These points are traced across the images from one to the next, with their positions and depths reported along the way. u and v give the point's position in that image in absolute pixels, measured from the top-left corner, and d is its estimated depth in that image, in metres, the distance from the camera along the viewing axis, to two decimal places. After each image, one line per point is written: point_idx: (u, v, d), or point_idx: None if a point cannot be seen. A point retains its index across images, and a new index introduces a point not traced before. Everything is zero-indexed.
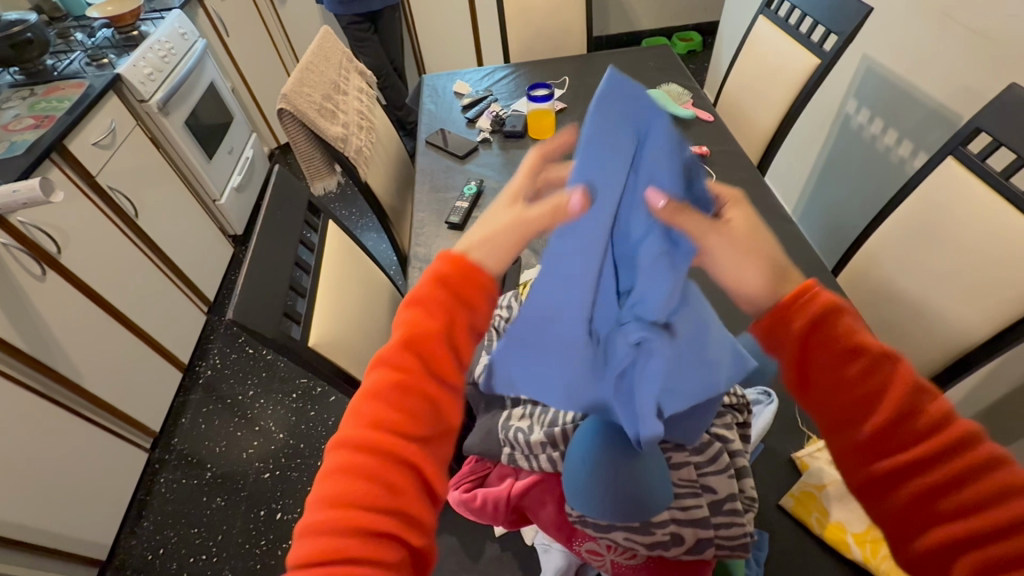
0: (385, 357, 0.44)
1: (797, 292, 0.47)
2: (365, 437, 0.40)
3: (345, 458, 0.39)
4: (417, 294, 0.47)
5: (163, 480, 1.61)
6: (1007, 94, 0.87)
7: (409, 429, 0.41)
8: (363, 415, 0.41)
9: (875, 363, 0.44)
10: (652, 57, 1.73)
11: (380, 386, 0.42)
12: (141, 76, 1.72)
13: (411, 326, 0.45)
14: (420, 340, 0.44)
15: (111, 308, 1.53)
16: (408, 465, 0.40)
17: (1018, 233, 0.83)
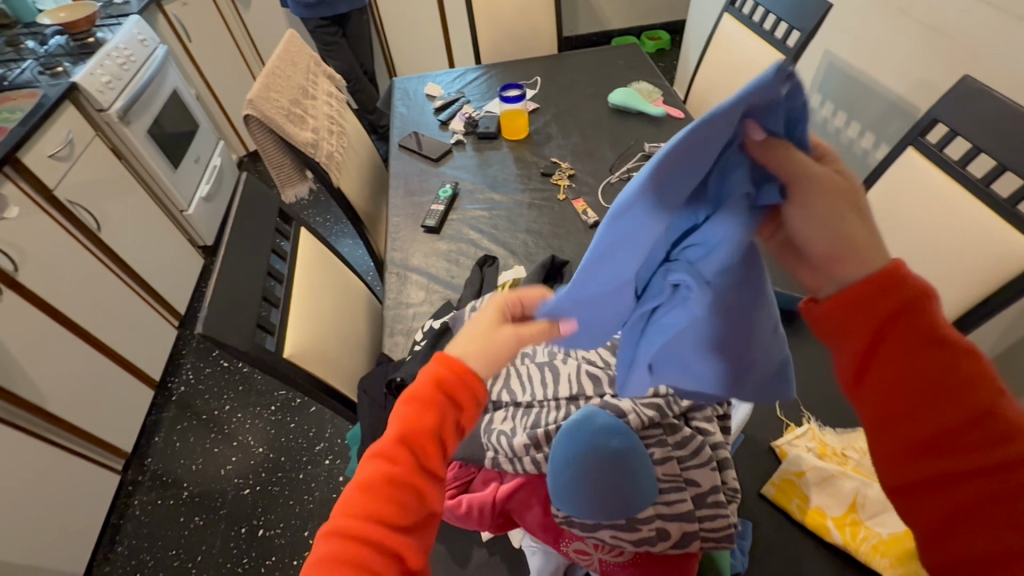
0: (379, 449, 0.44)
1: (878, 282, 0.45)
2: (353, 528, 0.41)
3: (332, 548, 0.40)
4: (414, 391, 0.47)
5: (137, 503, 1.56)
6: (960, 86, 0.90)
7: (395, 523, 0.41)
8: (352, 508, 0.42)
9: (948, 361, 0.44)
10: (622, 56, 1.74)
11: (370, 480, 0.43)
12: (99, 85, 1.65)
13: (406, 421, 0.45)
14: (413, 438, 0.44)
15: (76, 326, 1.47)
16: (393, 556, 0.41)
17: (977, 219, 0.86)
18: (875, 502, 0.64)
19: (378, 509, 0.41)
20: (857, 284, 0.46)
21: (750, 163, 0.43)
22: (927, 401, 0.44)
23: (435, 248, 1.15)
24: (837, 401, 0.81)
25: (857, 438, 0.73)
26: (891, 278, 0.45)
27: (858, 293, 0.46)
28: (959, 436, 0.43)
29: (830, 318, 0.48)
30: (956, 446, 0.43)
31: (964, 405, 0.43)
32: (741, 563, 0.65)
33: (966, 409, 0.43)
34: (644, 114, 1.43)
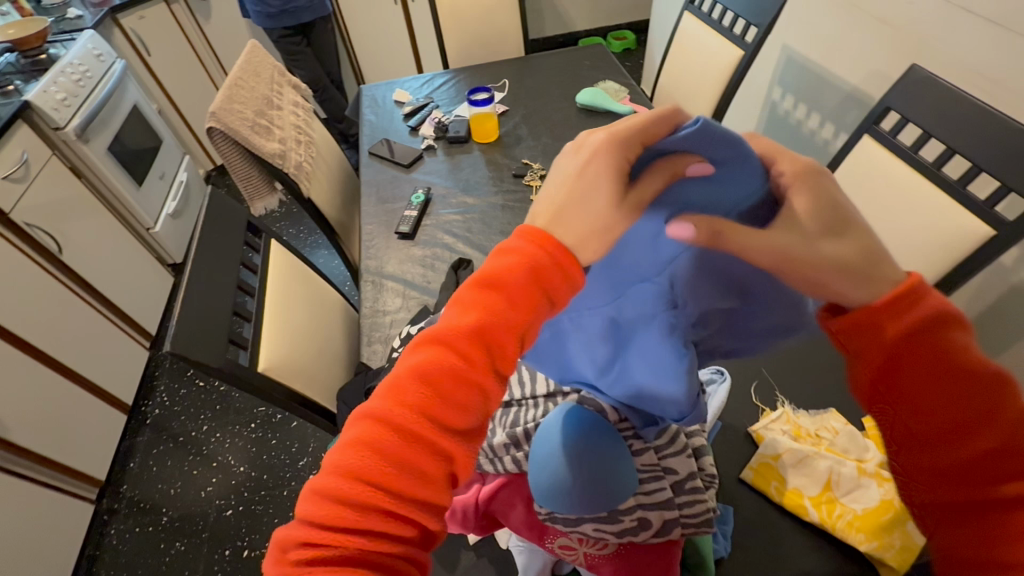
0: (448, 337, 0.36)
1: (901, 294, 0.40)
2: (404, 420, 0.34)
3: (377, 435, 0.34)
4: (502, 274, 0.38)
5: (113, 532, 1.51)
6: (908, 75, 0.94)
7: (454, 424, 0.35)
8: (405, 395, 0.35)
9: (975, 384, 0.40)
10: (589, 56, 1.76)
11: (431, 369, 0.36)
12: (53, 102, 1.60)
13: (487, 308, 0.37)
14: (492, 332, 0.37)
15: (41, 353, 1.43)
16: (444, 457, 0.35)
17: (933, 201, 0.89)
18: (849, 480, 0.65)
19: (437, 407, 0.35)
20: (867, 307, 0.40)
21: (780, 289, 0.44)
22: (948, 422, 0.40)
23: (410, 254, 1.14)
24: (807, 384, 0.83)
25: (829, 418, 0.74)
26: (912, 296, 0.40)
27: (870, 317, 0.40)
28: (982, 459, 0.40)
29: (843, 337, 0.42)
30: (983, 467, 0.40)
31: (996, 429, 0.39)
32: (723, 547, 0.66)
33: (996, 434, 0.39)
34: (611, 113, 1.45)
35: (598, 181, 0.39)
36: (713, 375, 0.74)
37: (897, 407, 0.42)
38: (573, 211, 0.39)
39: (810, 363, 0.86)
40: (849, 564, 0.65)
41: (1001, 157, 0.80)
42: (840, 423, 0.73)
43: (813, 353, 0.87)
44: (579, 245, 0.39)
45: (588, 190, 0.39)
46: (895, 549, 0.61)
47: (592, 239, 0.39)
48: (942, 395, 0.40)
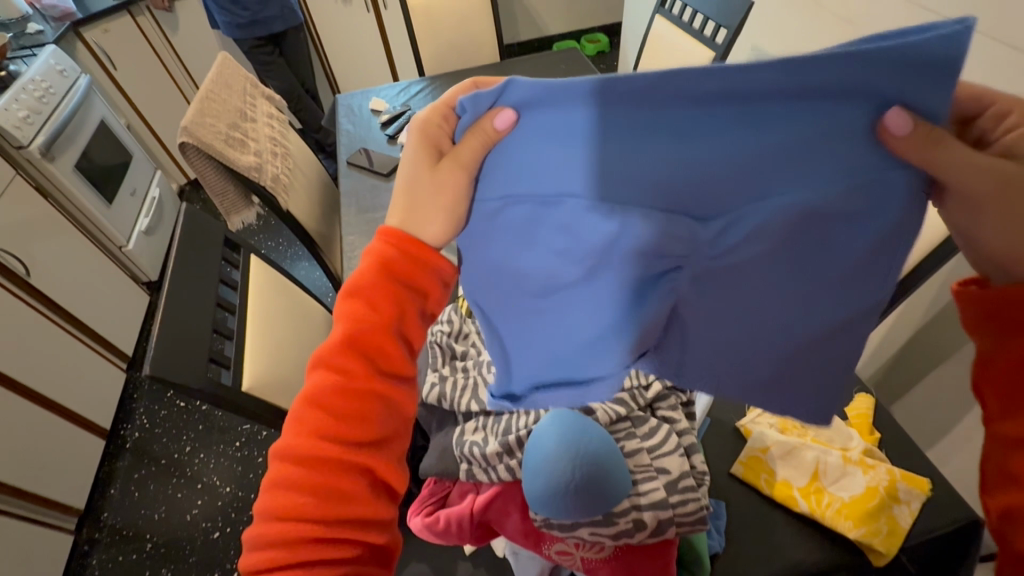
0: (325, 358, 0.43)
1: None
2: (309, 448, 0.41)
3: (290, 470, 0.40)
4: (358, 281, 0.46)
5: (95, 562, 1.46)
6: None
7: (359, 436, 0.42)
8: (304, 425, 0.42)
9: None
10: (564, 60, 1.78)
11: (319, 391, 0.42)
12: (15, 120, 1.56)
13: (355, 317, 0.44)
14: (362, 339, 0.44)
15: (14, 381, 1.38)
16: (357, 470, 0.41)
17: None
18: (835, 468, 0.67)
19: (332, 423, 0.41)
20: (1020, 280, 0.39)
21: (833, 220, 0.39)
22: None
23: None
24: None
25: None
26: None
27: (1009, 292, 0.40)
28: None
29: (984, 304, 0.42)
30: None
31: None
32: (717, 543, 0.67)
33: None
34: None
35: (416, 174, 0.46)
36: None
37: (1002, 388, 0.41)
38: (413, 207, 0.47)
39: None
40: (837, 551, 0.66)
41: None
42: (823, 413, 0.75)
43: None
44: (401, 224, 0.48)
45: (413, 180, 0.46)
46: (883, 534, 0.63)
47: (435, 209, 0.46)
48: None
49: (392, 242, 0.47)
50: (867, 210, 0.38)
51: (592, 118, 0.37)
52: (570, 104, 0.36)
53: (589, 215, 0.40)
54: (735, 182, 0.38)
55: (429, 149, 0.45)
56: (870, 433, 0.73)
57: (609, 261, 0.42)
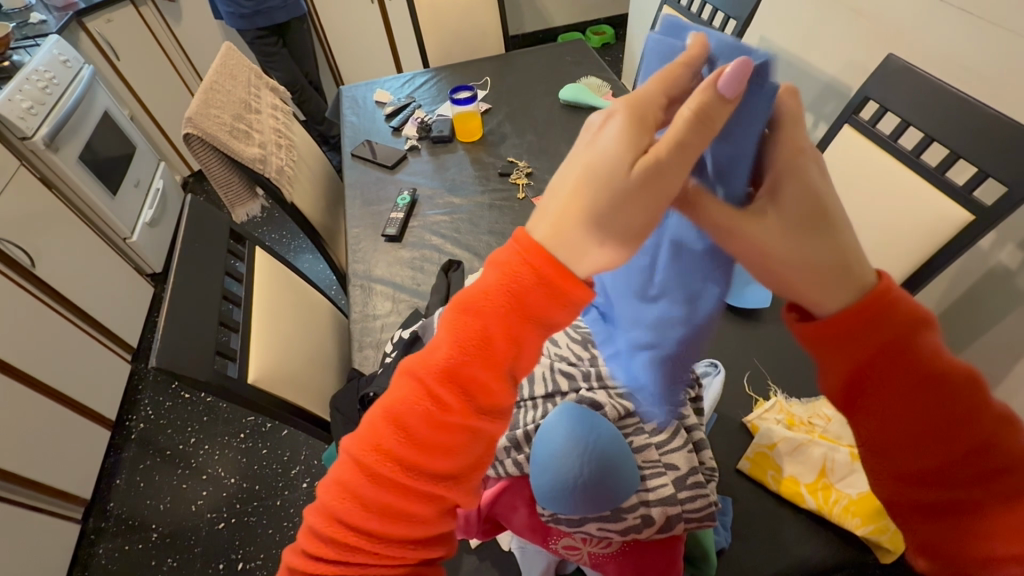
0: (421, 376, 0.39)
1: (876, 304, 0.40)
2: (377, 463, 0.38)
3: (356, 478, 0.38)
4: (478, 298, 0.39)
5: (102, 552, 1.47)
6: (884, 65, 0.96)
7: (435, 466, 0.38)
8: (380, 437, 0.38)
9: (946, 395, 0.40)
10: (569, 52, 1.76)
11: (405, 409, 0.38)
12: (18, 111, 1.55)
13: (472, 344, 0.38)
14: (463, 372, 0.38)
15: (20, 373, 1.39)
16: (433, 499, 0.38)
17: (914, 188, 0.91)
18: (843, 466, 0.67)
19: (410, 446, 0.38)
20: (836, 315, 0.41)
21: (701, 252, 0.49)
22: (927, 432, 0.41)
23: (398, 257, 1.13)
24: (797, 371, 0.84)
25: (821, 405, 0.76)
26: (881, 309, 0.40)
27: (835, 327, 0.41)
28: (955, 463, 0.41)
29: (815, 341, 0.43)
30: (963, 468, 0.40)
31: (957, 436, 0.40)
32: (724, 539, 0.67)
33: (961, 442, 0.40)
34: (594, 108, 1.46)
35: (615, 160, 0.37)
36: (708, 367, 0.73)
37: (858, 414, 0.43)
38: (576, 216, 0.38)
39: (800, 350, 0.87)
40: (844, 548, 0.66)
41: (981, 144, 0.82)
42: (832, 409, 0.74)
43: (802, 341, 0.88)
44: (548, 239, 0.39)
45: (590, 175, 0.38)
46: (891, 531, 0.63)
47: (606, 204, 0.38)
48: (916, 400, 0.40)
49: (528, 253, 0.39)
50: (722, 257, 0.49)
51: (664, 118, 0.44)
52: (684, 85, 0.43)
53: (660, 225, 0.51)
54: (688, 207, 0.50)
55: (641, 125, 0.38)
56: None
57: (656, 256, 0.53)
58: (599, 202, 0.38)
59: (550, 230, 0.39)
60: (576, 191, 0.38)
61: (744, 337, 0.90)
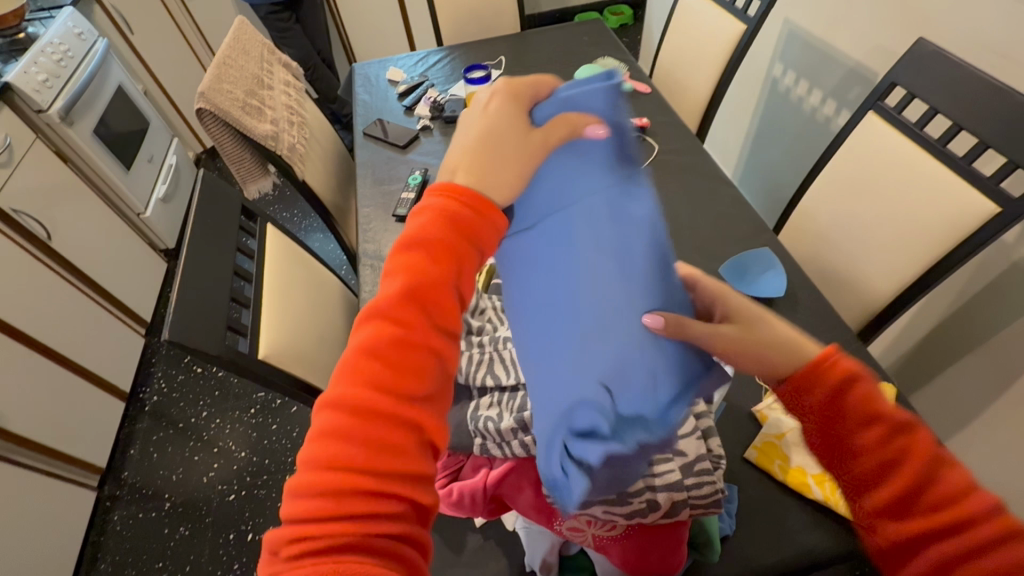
0: (381, 308, 0.39)
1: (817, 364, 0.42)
2: (357, 398, 0.36)
3: (338, 419, 0.35)
4: (421, 231, 0.42)
5: (117, 518, 1.51)
6: (915, 48, 0.93)
7: (413, 388, 0.37)
8: (353, 373, 0.37)
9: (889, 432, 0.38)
10: (586, 32, 1.72)
11: (373, 341, 0.38)
12: (34, 84, 1.55)
13: (426, 269, 0.41)
14: (422, 291, 0.40)
15: (38, 344, 1.42)
16: (411, 424, 0.36)
17: (938, 179, 0.88)
18: None
19: (384, 372, 0.37)
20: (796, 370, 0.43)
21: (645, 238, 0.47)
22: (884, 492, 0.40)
23: None
24: None
25: None
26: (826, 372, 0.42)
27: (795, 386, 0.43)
28: (919, 503, 0.35)
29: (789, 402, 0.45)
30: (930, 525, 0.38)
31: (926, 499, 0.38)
32: (729, 526, 0.67)
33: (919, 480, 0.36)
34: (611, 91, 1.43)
35: (506, 125, 0.48)
36: None
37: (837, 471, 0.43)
38: (487, 155, 0.46)
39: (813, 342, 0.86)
40: (853, 540, 0.65)
41: (1012, 133, 0.79)
42: None
43: (815, 333, 0.87)
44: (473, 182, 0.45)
45: (491, 131, 0.48)
46: None
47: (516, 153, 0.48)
48: (859, 438, 0.38)
49: (451, 192, 0.44)
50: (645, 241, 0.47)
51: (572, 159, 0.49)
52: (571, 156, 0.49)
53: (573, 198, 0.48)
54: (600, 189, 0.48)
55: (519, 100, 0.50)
56: None
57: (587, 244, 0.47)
58: (509, 153, 0.47)
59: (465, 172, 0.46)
60: (483, 138, 0.47)
61: None
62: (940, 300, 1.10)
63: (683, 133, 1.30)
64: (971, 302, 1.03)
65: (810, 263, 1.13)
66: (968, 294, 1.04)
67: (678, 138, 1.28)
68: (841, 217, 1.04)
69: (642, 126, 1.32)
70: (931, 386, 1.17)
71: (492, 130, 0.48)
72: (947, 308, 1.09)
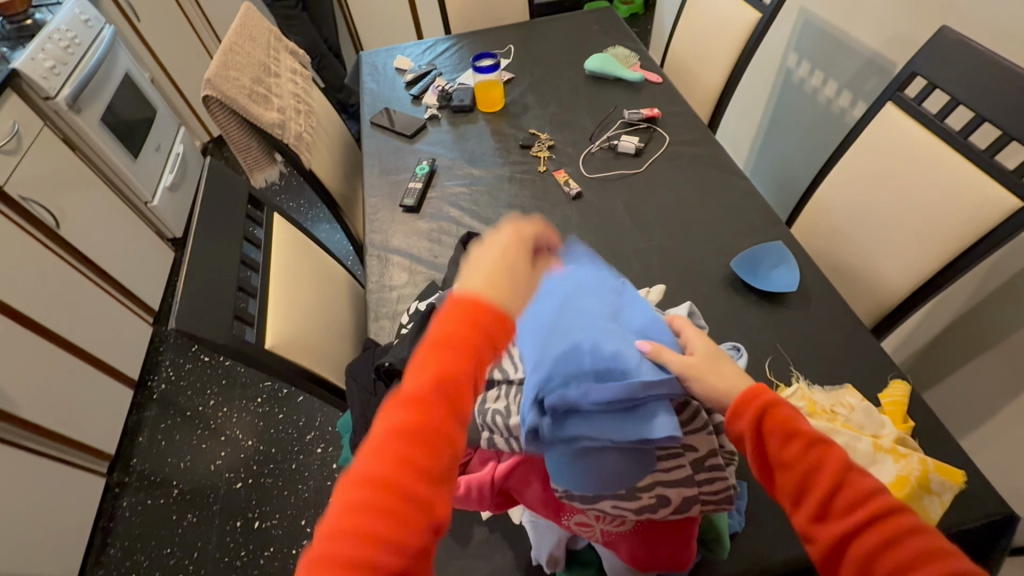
0: (432, 376, 0.36)
1: (747, 392, 0.49)
2: (402, 471, 0.33)
3: (382, 496, 0.32)
4: (474, 299, 0.40)
5: (126, 505, 1.53)
6: (937, 37, 0.90)
7: (452, 468, 0.35)
8: (398, 443, 0.33)
9: (809, 445, 0.45)
10: (597, 20, 1.69)
11: (425, 412, 0.35)
12: (42, 71, 1.55)
13: (459, 375, 0.37)
14: (472, 365, 0.38)
15: (47, 331, 1.43)
16: (444, 506, 0.34)
17: (959, 172, 0.86)
18: (865, 456, 0.65)
19: (432, 449, 0.34)
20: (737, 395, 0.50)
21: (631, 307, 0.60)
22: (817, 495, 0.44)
23: (415, 228, 1.12)
24: (821, 357, 0.82)
25: (844, 394, 0.73)
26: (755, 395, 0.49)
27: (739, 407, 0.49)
28: (839, 506, 0.43)
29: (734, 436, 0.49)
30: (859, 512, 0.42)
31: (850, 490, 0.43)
32: (738, 522, 0.66)
33: (837, 485, 0.43)
34: (621, 80, 1.41)
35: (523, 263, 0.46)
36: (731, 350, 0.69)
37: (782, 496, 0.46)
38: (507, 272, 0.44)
39: (825, 338, 0.85)
40: None
41: None
42: (855, 399, 0.72)
43: (828, 328, 0.86)
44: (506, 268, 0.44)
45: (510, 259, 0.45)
46: None
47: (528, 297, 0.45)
48: (788, 453, 0.45)
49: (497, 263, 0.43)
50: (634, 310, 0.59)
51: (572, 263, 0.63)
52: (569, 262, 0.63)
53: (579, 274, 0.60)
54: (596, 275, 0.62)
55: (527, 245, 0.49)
56: (903, 420, 0.72)
57: (591, 296, 0.58)
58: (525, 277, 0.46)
59: (503, 263, 0.44)
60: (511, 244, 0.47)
61: (768, 322, 0.88)
62: (955, 297, 1.08)
63: (694, 124, 1.28)
64: (987, 299, 1.01)
65: (823, 257, 1.11)
66: (984, 290, 1.02)
67: (689, 130, 1.26)
68: (856, 211, 1.02)
69: (652, 117, 1.30)
70: (944, 384, 1.15)
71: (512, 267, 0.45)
72: (962, 304, 1.07)
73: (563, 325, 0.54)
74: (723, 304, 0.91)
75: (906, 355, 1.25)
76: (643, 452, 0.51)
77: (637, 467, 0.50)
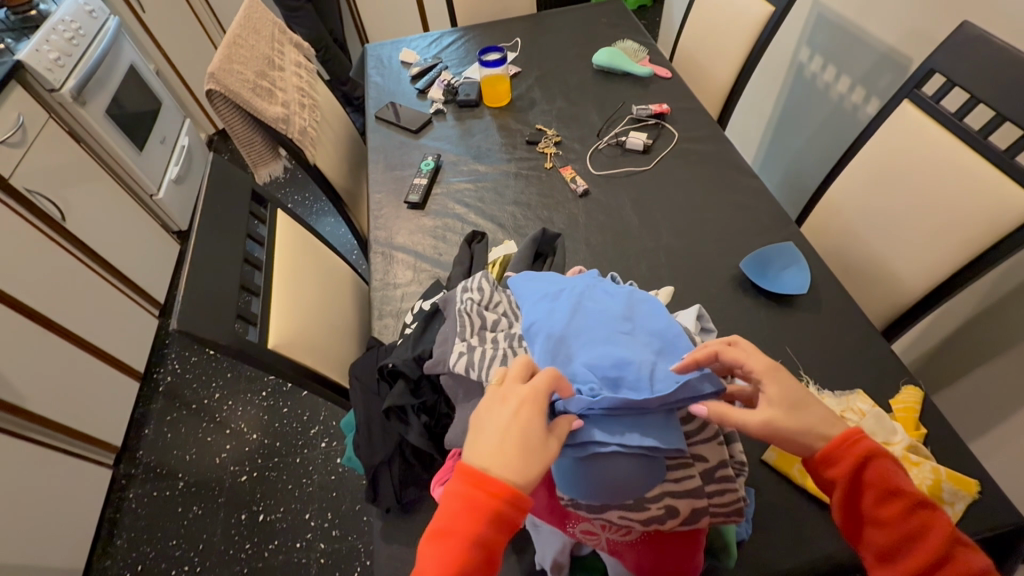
0: (454, 526, 0.44)
1: (847, 440, 0.51)
2: None
3: None
4: (494, 464, 0.45)
5: (132, 496, 1.54)
6: (958, 32, 0.87)
7: None
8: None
9: (908, 506, 0.50)
10: (605, 13, 1.66)
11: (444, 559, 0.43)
12: (46, 63, 1.54)
13: (445, 561, 0.43)
14: (485, 524, 0.44)
15: (53, 324, 1.43)
16: None
17: (976, 174, 0.84)
18: None
19: None
20: (827, 441, 0.52)
21: (646, 315, 0.58)
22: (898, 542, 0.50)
23: (420, 225, 1.10)
24: (830, 360, 0.81)
25: (856, 400, 0.72)
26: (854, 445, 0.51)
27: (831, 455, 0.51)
28: (936, 567, 0.48)
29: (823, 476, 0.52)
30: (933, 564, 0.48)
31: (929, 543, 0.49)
32: (745, 530, 0.65)
33: (932, 548, 0.48)
34: (630, 75, 1.38)
35: (531, 430, 0.46)
36: None
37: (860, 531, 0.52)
38: (520, 439, 0.46)
39: (836, 342, 0.83)
40: None
41: None
42: (867, 405, 0.71)
43: (838, 331, 0.84)
44: (523, 432, 0.46)
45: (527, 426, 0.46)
46: None
47: (537, 472, 0.45)
48: (887, 512, 0.50)
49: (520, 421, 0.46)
50: (649, 319, 0.57)
51: (581, 281, 0.63)
52: (578, 282, 0.63)
53: (586, 293, 0.60)
54: (606, 291, 0.61)
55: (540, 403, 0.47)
56: (916, 428, 0.71)
57: (599, 312, 0.57)
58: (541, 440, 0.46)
59: (521, 428, 0.46)
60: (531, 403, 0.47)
61: (777, 325, 0.86)
62: (967, 299, 1.06)
63: (703, 121, 1.25)
64: (1001, 302, 0.99)
65: (833, 258, 1.09)
66: (998, 293, 0.99)
67: (698, 126, 1.24)
68: (868, 211, 1.00)
69: (661, 112, 1.27)
70: (954, 387, 1.14)
71: (515, 446, 0.45)
72: (975, 307, 1.05)
73: (566, 338, 0.56)
74: (732, 305, 0.90)
75: (915, 358, 1.23)
76: (654, 458, 0.50)
77: (647, 474, 0.50)
